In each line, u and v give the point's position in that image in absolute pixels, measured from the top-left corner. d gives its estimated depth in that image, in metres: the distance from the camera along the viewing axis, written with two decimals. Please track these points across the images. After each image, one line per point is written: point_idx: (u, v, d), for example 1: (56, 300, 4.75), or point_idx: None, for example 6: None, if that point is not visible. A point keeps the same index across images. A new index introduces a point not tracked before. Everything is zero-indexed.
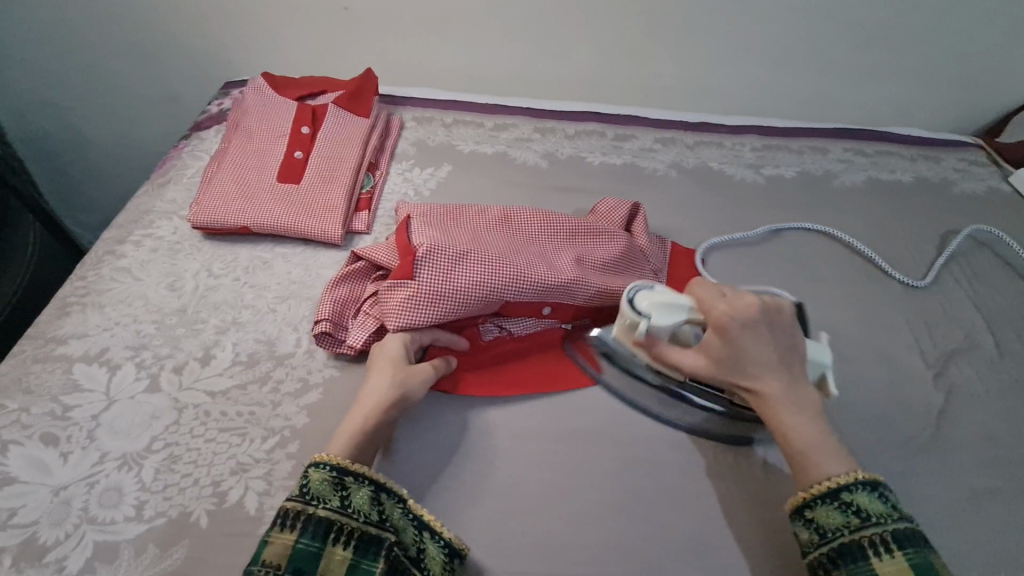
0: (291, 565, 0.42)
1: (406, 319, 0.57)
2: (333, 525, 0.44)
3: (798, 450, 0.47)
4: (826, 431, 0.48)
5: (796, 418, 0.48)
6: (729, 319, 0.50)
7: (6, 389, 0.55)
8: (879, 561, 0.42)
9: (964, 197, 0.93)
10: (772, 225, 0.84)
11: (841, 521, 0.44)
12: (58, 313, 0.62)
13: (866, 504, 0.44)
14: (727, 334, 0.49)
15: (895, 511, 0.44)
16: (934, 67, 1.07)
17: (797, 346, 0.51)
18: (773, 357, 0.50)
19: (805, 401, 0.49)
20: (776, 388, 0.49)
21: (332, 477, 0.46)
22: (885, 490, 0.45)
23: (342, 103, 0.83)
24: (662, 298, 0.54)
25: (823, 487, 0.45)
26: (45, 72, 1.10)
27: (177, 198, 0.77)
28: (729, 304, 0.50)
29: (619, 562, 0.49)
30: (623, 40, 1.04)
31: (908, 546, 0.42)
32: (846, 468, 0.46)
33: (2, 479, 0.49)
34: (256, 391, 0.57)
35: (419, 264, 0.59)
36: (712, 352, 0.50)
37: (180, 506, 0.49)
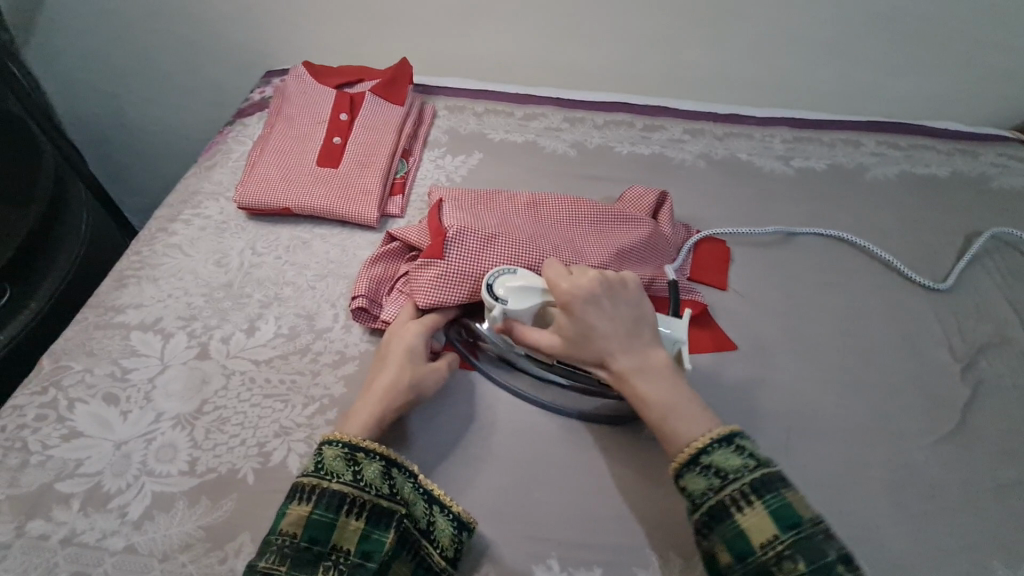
0: (307, 534, 0.44)
1: (436, 298, 0.60)
2: (346, 498, 0.46)
3: (655, 417, 0.48)
4: (683, 393, 0.49)
5: (650, 384, 0.49)
6: (571, 297, 0.50)
7: (71, 352, 0.60)
8: (742, 517, 0.43)
9: (1001, 191, 0.92)
10: (784, 227, 0.83)
11: (705, 484, 0.44)
12: (117, 285, 0.66)
13: (723, 462, 0.45)
14: (573, 312, 0.50)
15: (751, 460, 0.45)
16: (976, 59, 1.05)
17: (646, 313, 0.52)
18: (620, 328, 0.50)
19: (658, 367, 0.50)
20: (629, 358, 0.50)
21: (345, 453, 0.48)
22: (739, 440, 0.45)
23: (378, 91, 0.86)
24: (521, 283, 0.55)
25: (685, 452, 0.46)
26: (97, 61, 1.16)
27: (223, 179, 0.81)
28: (571, 282, 0.51)
29: (640, 534, 0.51)
30: (654, 33, 1.05)
31: (766, 494, 0.43)
32: (702, 428, 0.47)
33: (69, 433, 0.53)
34: (297, 361, 0.61)
35: (450, 245, 0.61)
36: (563, 332, 0.51)
37: (229, 463, 0.52)
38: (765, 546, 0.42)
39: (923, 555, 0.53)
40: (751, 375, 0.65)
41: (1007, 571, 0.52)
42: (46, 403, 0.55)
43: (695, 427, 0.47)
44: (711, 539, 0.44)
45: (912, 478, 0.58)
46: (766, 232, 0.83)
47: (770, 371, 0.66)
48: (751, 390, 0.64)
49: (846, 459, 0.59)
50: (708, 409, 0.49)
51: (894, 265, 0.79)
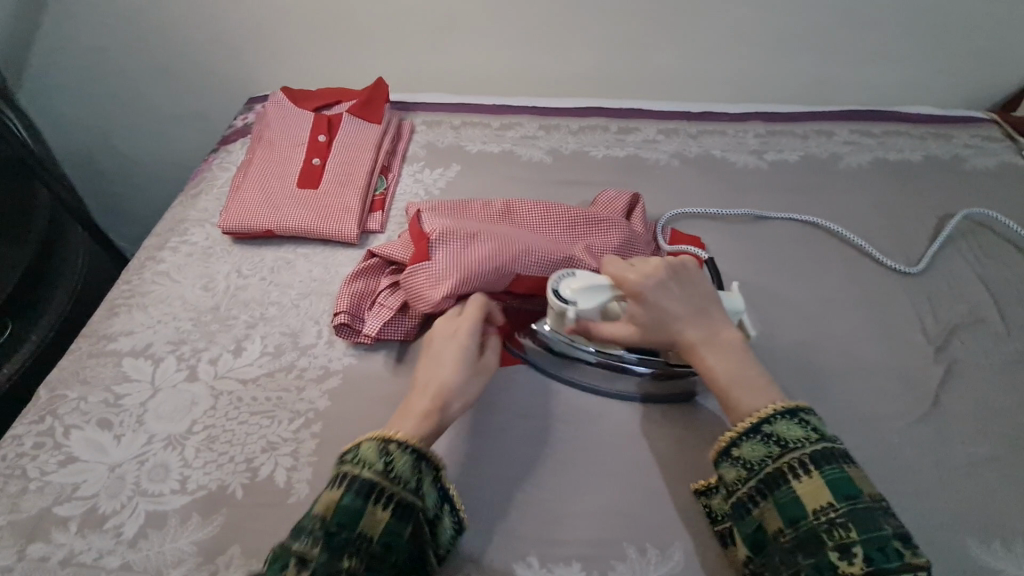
0: (338, 519, 0.42)
1: (425, 297, 0.62)
2: (376, 488, 0.44)
3: (724, 391, 0.50)
4: (752, 367, 0.52)
5: (718, 360, 0.52)
6: (641, 285, 0.54)
7: (66, 381, 0.62)
8: (798, 483, 0.44)
9: (975, 172, 0.92)
10: (758, 212, 0.85)
11: (764, 451, 0.46)
12: (108, 314, 0.69)
13: (786, 432, 0.47)
14: (642, 299, 0.54)
15: (814, 433, 0.46)
16: (944, 44, 1.06)
17: (711, 297, 0.55)
18: (687, 312, 0.54)
19: (725, 345, 0.53)
20: (697, 339, 0.53)
21: (380, 444, 0.46)
22: (804, 415, 0.47)
23: (354, 112, 0.89)
24: (588, 283, 0.57)
25: (749, 421, 0.48)
26: (88, 98, 1.20)
27: (208, 206, 0.84)
28: (639, 273, 0.55)
29: (617, 528, 0.53)
30: (624, 38, 1.07)
31: (825, 464, 0.44)
32: (767, 399, 0.49)
33: (66, 459, 0.56)
34: (283, 378, 0.63)
35: (433, 246, 0.64)
36: (636, 319, 0.54)
37: (218, 480, 0.54)
38: (818, 512, 0.43)
39: None
40: None
41: (982, 548, 0.53)
42: (43, 432, 0.58)
43: (760, 399, 0.49)
44: (762, 505, 0.45)
45: (889, 460, 0.59)
46: (737, 218, 0.85)
47: None
48: None
49: None
50: (773, 383, 0.51)
51: (868, 251, 0.80)
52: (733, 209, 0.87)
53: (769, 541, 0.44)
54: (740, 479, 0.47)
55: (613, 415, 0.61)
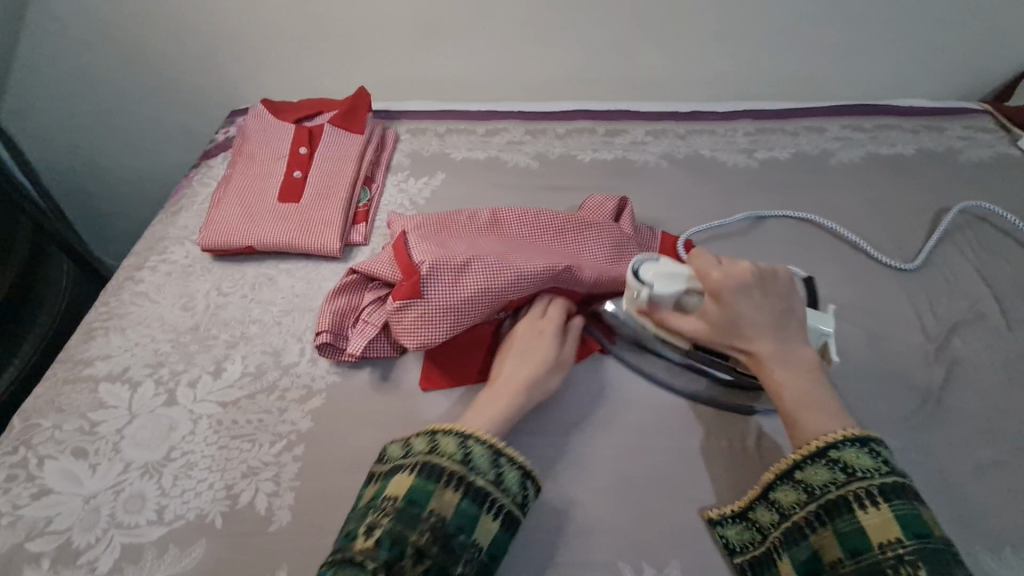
0: (408, 497, 0.46)
1: (421, 336, 0.60)
2: (448, 471, 0.48)
3: (788, 405, 0.50)
4: (824, 390, 0.50)
5: (787, 375, 0.51)
6: (725, 286, 0.52)
7: (40, 409, 0.60)
8: (863, 514, 0.44)
9: (969, 164, 0.91)
10: (752, 212, 0.84)
11: (829, 477, 0.46)
12: (85, 337, 0.67)
13: (854, 460, 0.46)
14: (723, 301, 0.52)
15: (884, 465, 0.45)
16: (933, 35, 1.05)
17: (794, 307, 0.53)
18: (767, 319, 0.52)
19: (798, 362, 0.51)
20: (771, 348, 0.52)
21: (457, 437, 0.50)
22: (875, 445, 0.46)
23: (335, 122, 0.87)
24: (667, 269, 0.56)
25: (809, 446, 0.47)
26: (68, 116, 1.18)
27: (188, 223, 0.82)
28: (725, 271, 0.52)
29: (610, 546, 0.51)
30: (609, 39, 1.06)
31: (895, 498, 0.43)
32: (833, 424, 0.48)
33: (39, 491, 0.54)
34: (264, 399, 0.61)
35: (426, 283, 0.60)
36: (711, 318, 0.53)
37: (197, 509, 0.53)
38: (884, 546, 0.42)
39: None
40: None
41: (991, 556, 0.51)
42: (16, 463, 0.56)
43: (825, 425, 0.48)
44: (822, 532, 0.45)
45: None
46: (730, 218, 0.84)
47: None
48: None
49: None
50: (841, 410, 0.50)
51: (864, 249, 0.79)
52: (725, 212, 0.85)
53: (828, 571, 0.44)
54: (800, 502, 0.47)
55: (605, 428, 0.59)
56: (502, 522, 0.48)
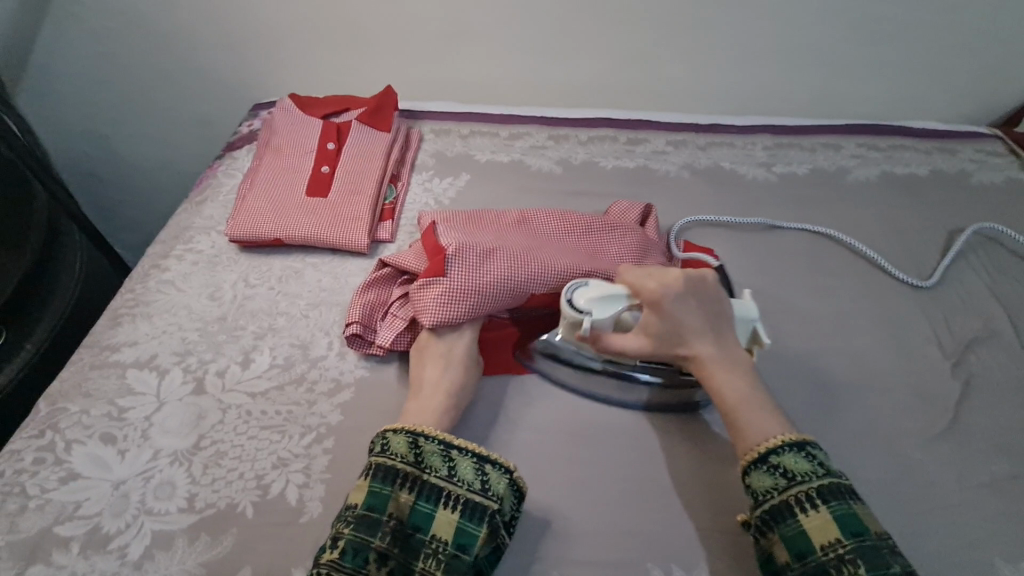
0: (365, 503, 0.48)
1: (442, 315, 0.60)
2: (402, 473, 0.49)
3: (734, 410, 0.52)
4: (759, 393, 0.53)
5: (729, 379, 0.53)
6: (660, 294, 0.55)
7: (67, 393, 0.60)
8: (806, 517, 0.45)
9: (981, 187, 0.93)
10: (769, 221, 0.86)
11: (770, 483, 0.47)
12: (111, 323, 0.67)
13: (792, 465, 0.47)
14: (661, 309, 0.54)
15: (820, 468, 0.47)
16: (946, 60, 1.08)
17: (725, 314, 0.56)
18: (703, 326, 0.55)
19: (737, 363, 0.54)
20: (709, 354, 0.54)
21: (408, 438, 0.51)
22: (811, 448, 0.48)
23: (364, 119, 0.88)
24: (599, 292, 0.56)
25: (756, 450, 0.49)
26: (86, 102, 1.17)
27: (214, 214, 0.82)
28: (659, 281, 0.56)
29: (640, 548, 0.52)
30: (632, 49, 1.07)
31: (832, 500, 0.45)
32: (778, 429, 0.50)
33: (67, 475, 0.53)
34: (292, 391, 0.61)
35: (450, 263, 0.62)
36: (651, 330, 0.55)
37: (227, 498, 0.53)
38: (826, 547, 0.44)
39: (927, 557, 0.53)
40: None
41: (1009, 567, 0.52)
42: (44, 447, 0.55)
43: (769, 428, 0.50)
44: (769, 538, 0.46)
45: (908, 477, 0.58)
46: (750, 227, 0.86)
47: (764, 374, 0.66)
48: None
49: (844, 462, 0.59)
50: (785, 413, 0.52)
51: (881, 264, 0.80)
52: (746, 219, 0.87)
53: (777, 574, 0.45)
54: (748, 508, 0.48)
55: (632, 431, 0.60)
56: (464, 514, 0.48)
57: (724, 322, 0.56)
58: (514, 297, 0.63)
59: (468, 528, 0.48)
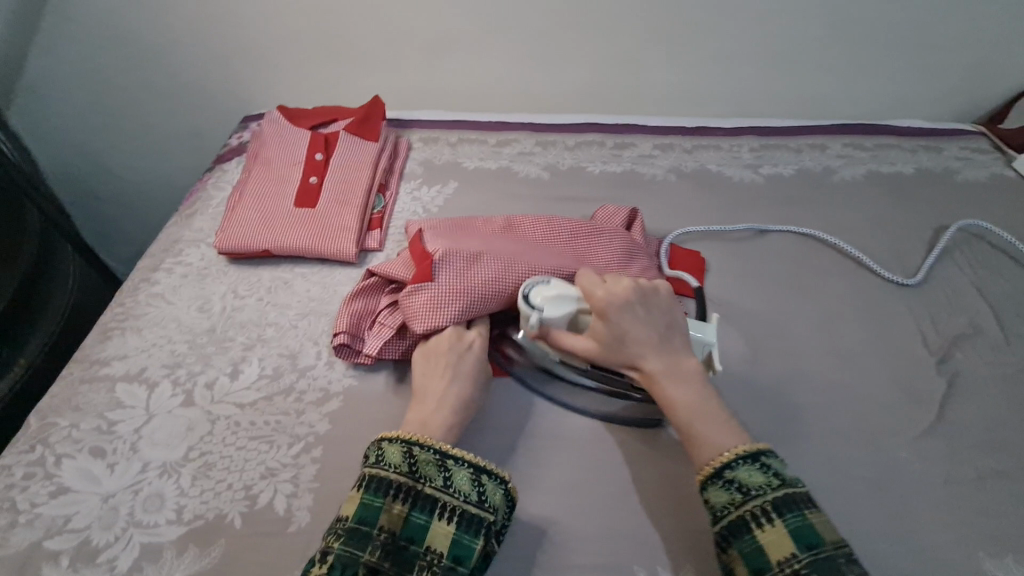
0: (357, 516, 0.47)
1: (431, 321, 0.61)
2: (395, 484, 0.49)
3: (684, 420, 0.51)
4: (712, 404, 0.51)
5: (679, 390, 0.52)
6: (607, 303, 0.54)
7: (57, 408, 0.60)
8: (762, 533, 0.44)
9: (966, 184, 0.94)
10: (756, 225, 0.86)
11: (727, 498, 0.46)
12: (101, 338, 0.67)
13: (747, 478, 0.46)
14: (608, 317, 0.54)
15: (775, 479, 0.46)
16: (931, 58, 1.08)
17: (676, 321, 0.56)
18: (653, 336, 0.54)
19: (689, 374, 0.53)
20: (661, 364, 0.53)
21: (403, 448, 0.51)
22: (765, 459, 0.47)
23: (352, 129, 0.88)
24: (555, 292, 0.59)
25: (711, 465, 0.48)
26: (79, 117, 1.18)
27: (204, 226, 0.83)
28: (606, 289, 0.55)
29: (626, 552, 0.52)
30: (619, 55, 1.08)
31: (788, 512, 0.44)
32: (731, 442, 0.49)
33: (57, 489, 0.54)
34: (281, 401, 0.61)
35: (438, 267, 0.63)
36: (600, 338, 0.55)
37: (216, 509, 0.53)
38: (782, 562, 0.42)
39: (912, 554, 0.53)
40: (730, 382, 0.66)
41: (993, 563, 0.52)
42: (34, 462, 0.56)
43: (722, 440, 0.49)
44: (730, 554, 0.45)
45: (894, 475, 0.58)
46: (737, 232, 0.86)
47: (751, 375, 0.66)
48: (730, 398, 0.64)
49: (830, 461, 0.59)
50: (739, 423, 0.51)
51: (867, 263, 0.81)
52: (732, 224, 0.87)
53: None
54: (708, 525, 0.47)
55: (618, 435, 0.61)
56: (459, 525, 0.48)
57: (676, 331, 0.56)
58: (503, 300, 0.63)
59: (464, 539, 0.47)
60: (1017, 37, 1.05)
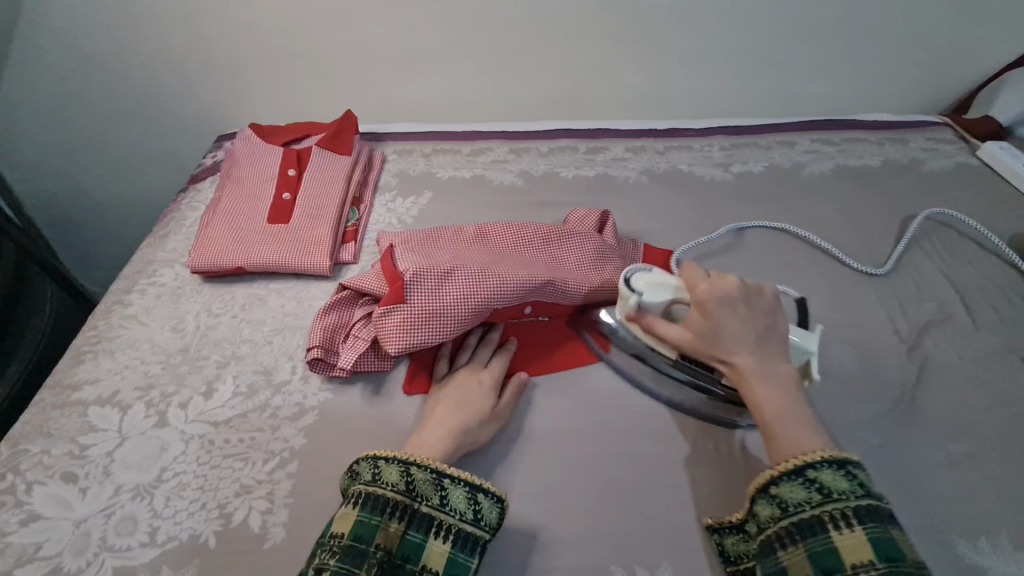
0: (354, 533, 0.46)
1: (404, 340, 0.62)
2: (391, 502, 0.48)
3: (769, 415, 0.50)
4: (802, 408, 0.50)
5: (768, 388, 0.51)
6: (709, 296, 0.55)
7: (28, 435, 0.60)
8: (838, 536, 0.43)
9: (933, 174, 0.96)
10: (734, 225, 0.86)
11: (804, 496, 0.45)
12: (73, 362, 0.67)
13: (830, 481, 0.45)
14: (708, 309, 0.55)
15: (861, 488, 0.44)
16: (894, 53, 1.11)
17: (778, 325, 0.55)
18: (751, 332, 0.54)
19: (781, 376, 0.52)
20: (752, 361, 0.53)
21: (401, 467, 0.50)
22: (853, 468, 0.45)
23: (323, 144, 0.89)
24: (657, 280, 0.62)
25: (793, 461, 0.46)
26: (53, 143, 1.18)
27: (177, 246, 0.83)
28: (711, 283, 0.56)
29: (604, 553, 0.52)
30: (588, 61, 1.10)
31: (870, 521, 0.43)
32: (818, 445, 0.47)
33: (27, 517, 0.53)
34: (255, 418, 0.61)
35: (409, 287, 0.63)
36: (695, 328, 0.55)
37: (190, 529, 0.53)
38: (857, 567, 0.41)
39: None
40: None
41: (969, 546, 0.53)
42: (4, 490, 0.55)
43: (808, 441, 0.48)
44: (792, 550, 0.44)
45: (869, 462, 0.59)
46: (721, 236, 0.85)
47: None
48: None
49: None
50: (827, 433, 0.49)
51: (836, 256, 0.82)
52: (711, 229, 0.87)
53: None
54: (771, 518, 0.46)
55: (595, 435, 0.61)
56: (454, 543, 0.48)
57: (776, 333, 0.55)
58: (478, 314, 0.63)
59: (460, 558, 0.47)
60: (975, 29, 1.08)
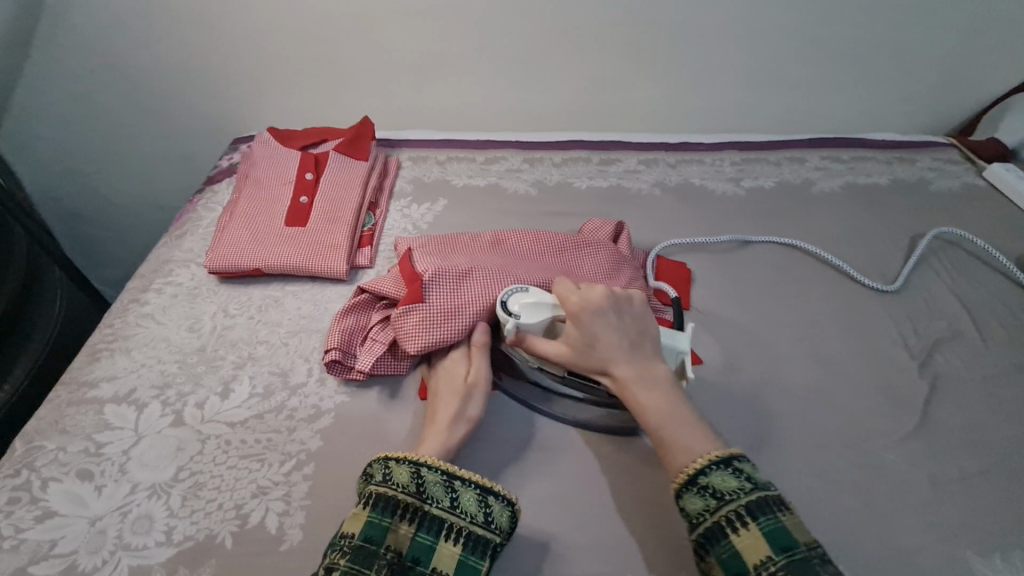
0: (363, 534, 0.46)
1: (422, 340, 0.62)
2: (401, 503, 0.48)
3: (651, 420, 0.51)
4: (681, 410, 0.52)
5: (647, 393, 0.52)
6: (580, 308, 0.56)
7: (44, 431, 0.60)
8: (738, 537, 0.44)
9: (940, 193, 0.97)
10: (739, 235, 0.88)
11: (701, 505, 0.46)
12: (89, 359, 0.67)
13: (720, 484, 0.46)
14: (581, 321, 0.55)
15: (748, 483, 0.46)
16: (901, 75, 1.13)
17: (650, 328, 0.57)
18: (624, 339, 0.55)
19: (658, 380, 0.53)
20: (629, 368, 0.54)
21: (411, 469, 0.50)
22: (738, 464, 0.47)
23: (341, 149, 0.90)
24: (533, 299, 0.60)
25: (685, 472, 0.47)
26: (72, 144, 1.19)
27: (194, 247, 0.83)
28: (582, 295, 0.57)
29: (620, 562, 0.52)
30: (605, 73, 1.11)
31: (760, 516, 0.44)
32: (699, 446, 0.49)
33: (43, 514, 0.53)
34: (272, 419, 0.61)
35: (428, 288, 0.64)
36: (572, 342, 0.56)
37: (207, 529, 0.52)
38: (759, 565, 0.42)
39: (901, 555, 0.53)
40: (722, 383, 0.67)
41: (982, 562, 0.53)
42: (19, 486, 0.55)
43: (690, 443, 0.49)
44: (708, 562, 0.45)
45: (882, 478, 0.59)
46: (721, 242, 0.88)
47: (735, 380, 0.67)
48: (720, 405, 0.65)
49: (818, 466, 0.60)
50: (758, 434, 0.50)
51: (846, 271, 0.83)
52: (716, 234, 0.89)
53: None
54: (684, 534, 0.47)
55: (610, 445, 0.61)
56: (465, 546, 0.48)
57: (649, 337, 0.57)
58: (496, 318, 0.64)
59: (470, 562, 0.47)
60: (980, 53, 1.10)
